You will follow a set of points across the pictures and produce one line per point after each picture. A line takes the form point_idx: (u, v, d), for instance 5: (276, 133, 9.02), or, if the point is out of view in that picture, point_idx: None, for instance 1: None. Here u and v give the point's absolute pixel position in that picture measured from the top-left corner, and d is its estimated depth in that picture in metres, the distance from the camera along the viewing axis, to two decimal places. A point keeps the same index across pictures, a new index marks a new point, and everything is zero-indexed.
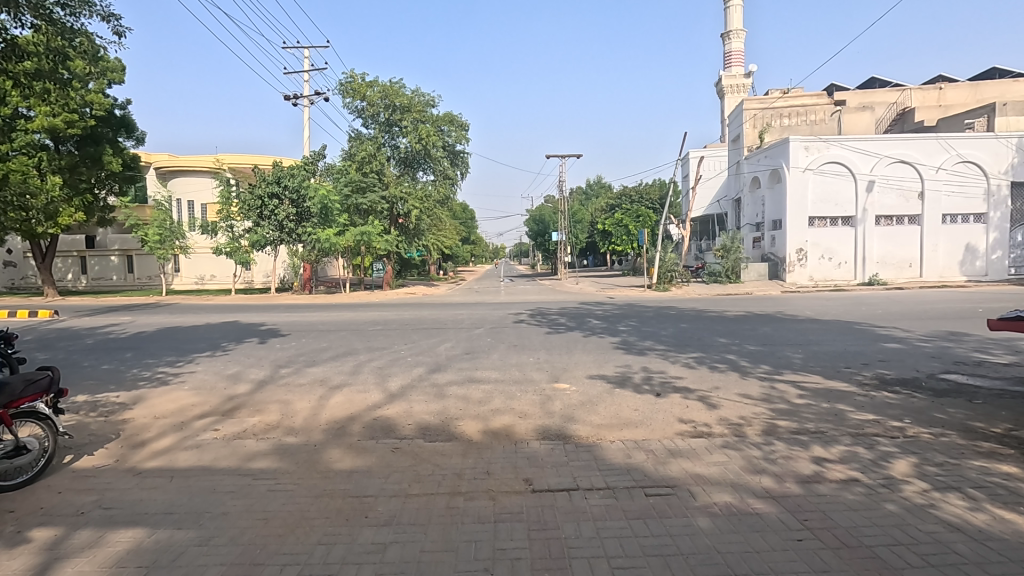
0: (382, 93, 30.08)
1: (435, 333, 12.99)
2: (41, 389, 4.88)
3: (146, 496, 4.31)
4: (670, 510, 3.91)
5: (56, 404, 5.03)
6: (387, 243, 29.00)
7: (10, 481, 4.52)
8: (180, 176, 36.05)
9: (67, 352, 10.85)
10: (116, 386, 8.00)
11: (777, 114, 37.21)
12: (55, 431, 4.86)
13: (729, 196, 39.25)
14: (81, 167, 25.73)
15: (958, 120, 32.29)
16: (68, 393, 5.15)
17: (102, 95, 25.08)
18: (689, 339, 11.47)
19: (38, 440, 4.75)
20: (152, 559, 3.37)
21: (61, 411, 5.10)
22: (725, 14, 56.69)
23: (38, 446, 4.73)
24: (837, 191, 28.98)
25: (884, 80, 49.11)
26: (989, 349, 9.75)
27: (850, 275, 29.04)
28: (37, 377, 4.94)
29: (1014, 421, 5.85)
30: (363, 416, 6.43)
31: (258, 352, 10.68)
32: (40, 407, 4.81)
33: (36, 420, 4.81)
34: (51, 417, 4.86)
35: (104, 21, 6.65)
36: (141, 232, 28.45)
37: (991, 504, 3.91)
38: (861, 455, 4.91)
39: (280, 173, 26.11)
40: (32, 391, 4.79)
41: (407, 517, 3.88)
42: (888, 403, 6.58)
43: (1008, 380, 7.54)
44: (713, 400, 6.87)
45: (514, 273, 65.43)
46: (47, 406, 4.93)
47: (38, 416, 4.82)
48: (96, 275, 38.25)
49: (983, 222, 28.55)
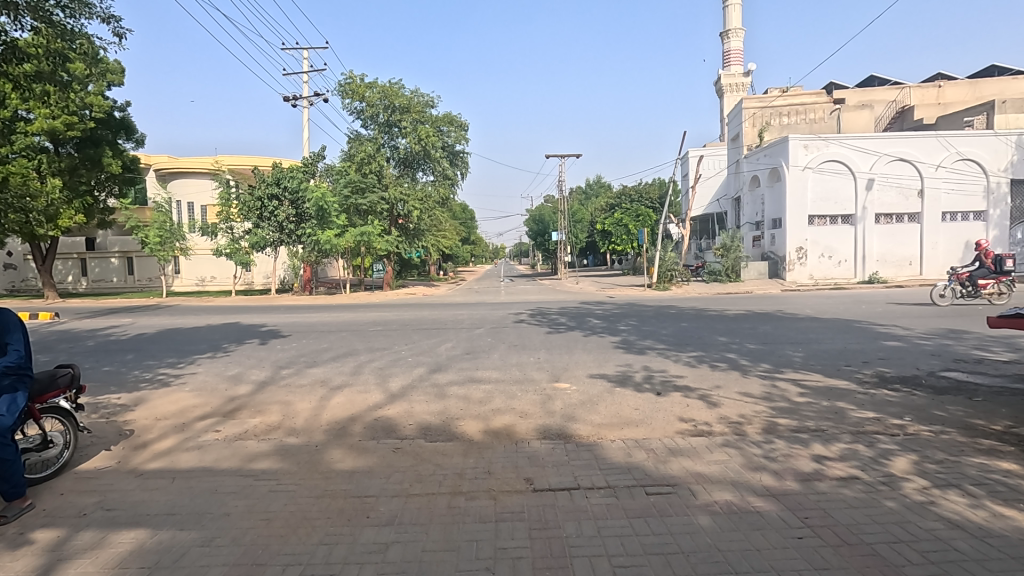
0: (381, 93, 30.04)
1: (436, 333, 13.05)
2: (63, 386, 4.89)
3: (148, 496, 4.34)
4: (671, 509, 3.92)
5: (77, 399, 5.07)
6: (387, 244, 28.89)
7: (35, 474, 4.66)
8: (179, 178, 36.10)
9: (67, 354, 10.87)
10: (116, 389, 7.99)
11: (777, 112, 37.37)
12: (76, 425, 4.99)
13: (728, 195, 39.27)
14: (81, 170, 25.68)
15: (957, 118, 32.34)
16: (87, 390, 5.18)
17: (102, 97, 25.03)
18: (690, 338, 11.50)
19: (61, 434, 4.87)
20: (155, 560, 3.39)
21: (81, 407, 5.13)
22: (724, 13, 56.69)
23: (63, 439, 4.89)
24: (836, 189, 29.00)
25: (883, 79, 49.12)
26: (988, 346, 9.78)
27: (850, 273, 29.06)
28: (59, 374, 4.93)
29: (1014, 418, 5.87)
30: (364, 417, 6.44)
31: (259, 354, 10.71)
32: (62, 404, 4.89)
33: (59, 416, 4.91)
34: (73, 414, 4.97)
35: (105, 23, 6.67)
36: (141, 234, 28.41)
37: (990, 500, 3.93)
38: (861, 453, 4.92)
39: (280, 175, 26.21)
40: (56, 387, 4.81)
41: (408, 517, 3.89)
42: (888, 401, 6.59)
43: (1007, 378, 7.55)
44: (713, 399, 6.87)
45: (514, 274, 66.15)
46: (69, 401, 4.98)
47: (61, 410, 4.91)
48: (96, 277, 38.34)
49: (983, 219, 28.50)
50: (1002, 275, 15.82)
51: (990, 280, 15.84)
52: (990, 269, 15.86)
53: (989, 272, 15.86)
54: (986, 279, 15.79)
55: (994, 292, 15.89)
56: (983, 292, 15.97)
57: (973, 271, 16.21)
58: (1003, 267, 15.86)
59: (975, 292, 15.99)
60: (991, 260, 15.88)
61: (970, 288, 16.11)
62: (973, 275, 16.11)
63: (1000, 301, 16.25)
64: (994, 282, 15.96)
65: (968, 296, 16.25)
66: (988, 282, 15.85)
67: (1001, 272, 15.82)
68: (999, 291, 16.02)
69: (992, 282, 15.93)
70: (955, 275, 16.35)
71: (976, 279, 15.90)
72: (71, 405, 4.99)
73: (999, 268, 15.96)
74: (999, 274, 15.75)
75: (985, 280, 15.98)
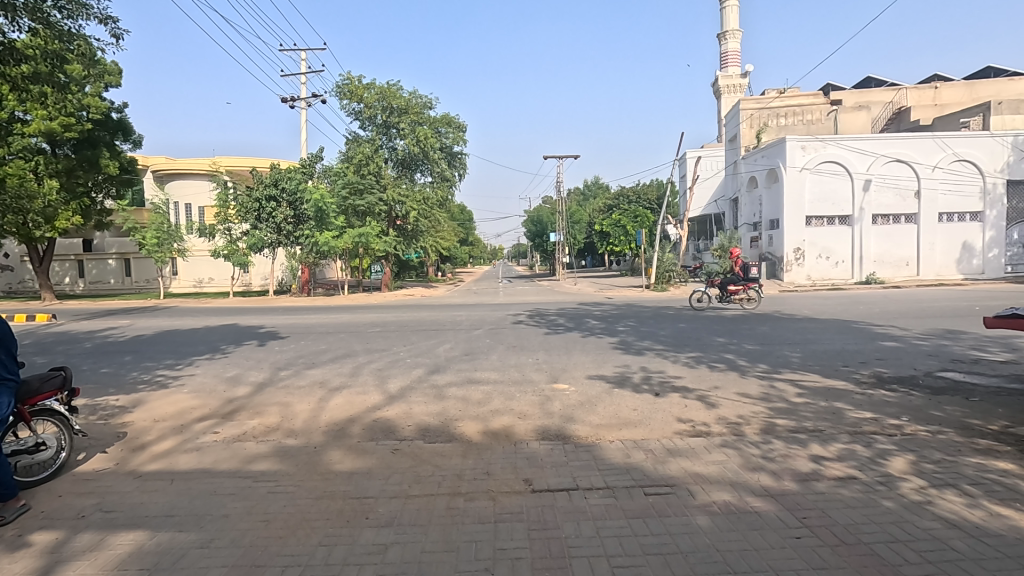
0: (380, 95, 30.04)
1: (434, 334, 13.04)
2: (55, 387, 4.89)
3: (147, 498, 4.33)
4: (669, 509, 3.93)
5: (71, 402, 5.06)
6: (385, 246, 28.83)
7: (30, 478, 4.64)
8: (177, 179, 36.09)
9: (64, 356, 10.78)
10: (114, 391, 7.96)
11: (774, 113, 37.65)
12: (69, 428, 4.94)
13: (726, 196, 39.29)
14: (78, 171, 25.64)
15: (954, 118, 32.38)
16: (80, 393, 5.14)
17: (99, 99, 24.93)
18: (688, 339, 11.51)
19: (55, 437, 4.84)
20: (154, 561, 3.39)
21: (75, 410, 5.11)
22: (721, 14, 56.82)
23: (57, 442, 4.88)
24: (834, 190, 29.05)
25: (880, 80, 49.26)
26: (985, 347, 9.80)
27: (847, 274, 29.16)
28: (51, 375, 4.95)
29: (1011, 418, 5.90)
30: (363, 417, 6.45)
31: (257, 355, 10.69)
32: (54, 406, 4.87)
33: (53, 418, 4.90)
34: (66, 416, 4.95)
35: (102, 24, 6.66)
36: (139, 235, 28.36)
37: (988, 500, 3.94)
38: (859, 453, 4.94)
39: (278, 176, 26.32)
40: (47, 389, 4.82)
41: (408, 518, 3.90)
42: (885, 401, 6.62)
43: (1004, 378, 7.59)
44: (712, 399, 6.89)
45: (512, 275, 66.58)
46: (62, 403, 4.97)
47: (51, 413, 4.87)
48: (94, 279, 38.30)
49: (980, 220, 28.65)
50: (748, 281, 17.19)
51: (738, 287, 17.07)
52: (739, 276, 17.16)
53: (737, 279, 17.14)
54: (734, 285, 17.02)
55: (742, 297, 17.13)
56: (734, 297, 17.17)
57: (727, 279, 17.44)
58: (749, 274, 17.21)
59: (726, 296, 17.18)
60: (739, 268, 17.26)
61: (723, 294, 17.28)
62: (725, 282, 17.41)
63: (753, 306, 17.42)
64: (743, 288, 17.21)
65: (722, 301, 17.41)
66: (736, 288, 17.20)
67: (748, 279, 17.17)
68: (747, 296, 17.36)
69: (740, 288, 17.28)
70: (709, 283, 17.65)
71: (726, 286, 17.26)
72: (65, 408, 4.98)
73: (746, 276, 17.35)
74: (746, 280, 17.04)
75: (734, 285, 17.35)
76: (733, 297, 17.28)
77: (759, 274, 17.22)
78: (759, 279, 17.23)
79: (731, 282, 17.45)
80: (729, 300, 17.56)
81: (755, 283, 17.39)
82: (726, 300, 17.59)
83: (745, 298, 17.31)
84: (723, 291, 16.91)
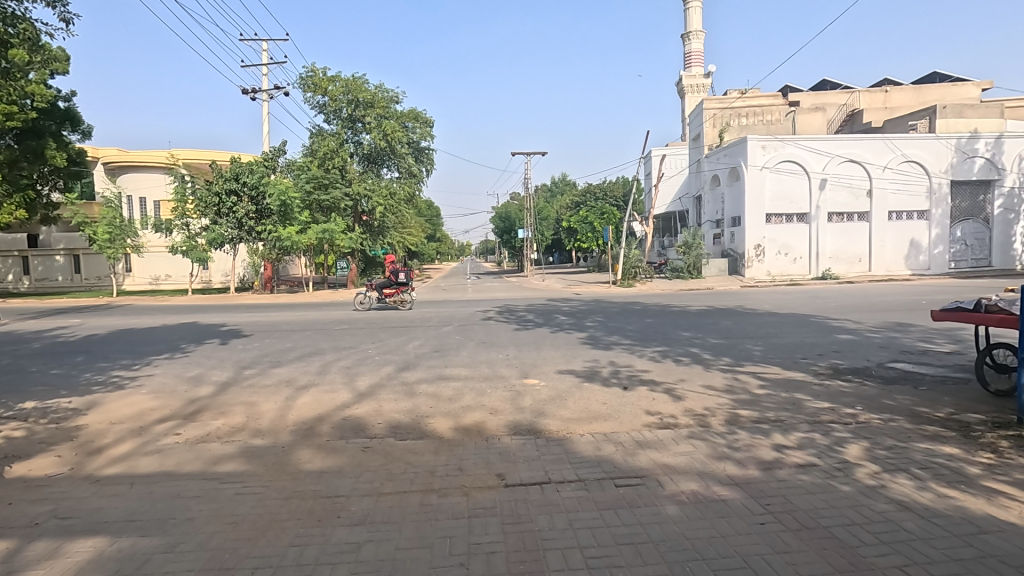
0: (345, 87, 29.47)
1: (403, 331, 12.90)
2: None
3: (106, 504, 4.16)
4: (640, 500, 4.02)
5: None
6: (351, 242, 28.27)
7: None
8: (130, 172, 34.67)
9: (10, 357, 10.28)
10: (66, 392, 7.64)
11: (735, 113, 38.71)
12: None
13: (690, 194, 40.10)
14: (22, 163, 24.33)
15: (903, 121, 33.77)
16: None
17: (44, 87, 23.59)
18: (655, 333, 11.72)
19: None
20: (116, 568, 3.27)
21: None
22: (685, 15, 57.84)
23: None
24: (792, 189, 29.98)
25: (835, 83, 51.16)
26: (932, 339, 10.32)
27: (805, 270, 30.14)
28: None
29: (956, 405, 6.25)
30: (332, 416, 6.35)
31: (219, 354, 10.40)
32: None
33: None
34: None
35: (49, 7, 6.35)
36: (89, 230, 27.02)
37: (936, 482, 4.18)
38: (818, 441, 5.15)
39: (238, 169, 25.62)
40: None
41: (380, 516, 3.87)
42: (842, 392, 6.90)
43: (949, 368, 8.02)
44: (678, 392, 7.05)
45: (480, 271, 68.13)
46: None
47: None
48: (40, 276, 36.39)
49: (926, 218, 30.15)
50: (401, 285, 18.16)
51: (392, 289, 18.01)
52: (391, 280, 18.04)
53: (391, 283, 18.07)
54: (387, 288, 17.85)
55: (396, 298, 18.03)
56: (389, 299, 17.96)
57: (381, 281, 18.13)
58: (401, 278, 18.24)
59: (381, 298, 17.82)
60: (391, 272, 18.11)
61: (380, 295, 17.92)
62: (380, 285, 18.03)
63: (406, 308, 18.44)
64: (397, 291, 18.16)
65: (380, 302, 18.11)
66: (391, 291, 17.95)
67: (401, 282, 18.16)
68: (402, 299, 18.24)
69: (395, 290, 18.14)
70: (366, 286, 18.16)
71: (381, 288, 17.91)
72: None
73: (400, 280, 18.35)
74: (398, 283, 18.03)
75: (388, 289, 18.07)
76: (389, 299, 18.05)
77: (411, 279, 18.38)
78: (411, 283, 18.37)
79: (386, 285, 18.11)
80: (385, 303, 18.30)
81: (409, 287, 18.50)
82: (383, 301, 18.31)
83: (399, 301, 18.18)
84: (376, 294, 17.43)
